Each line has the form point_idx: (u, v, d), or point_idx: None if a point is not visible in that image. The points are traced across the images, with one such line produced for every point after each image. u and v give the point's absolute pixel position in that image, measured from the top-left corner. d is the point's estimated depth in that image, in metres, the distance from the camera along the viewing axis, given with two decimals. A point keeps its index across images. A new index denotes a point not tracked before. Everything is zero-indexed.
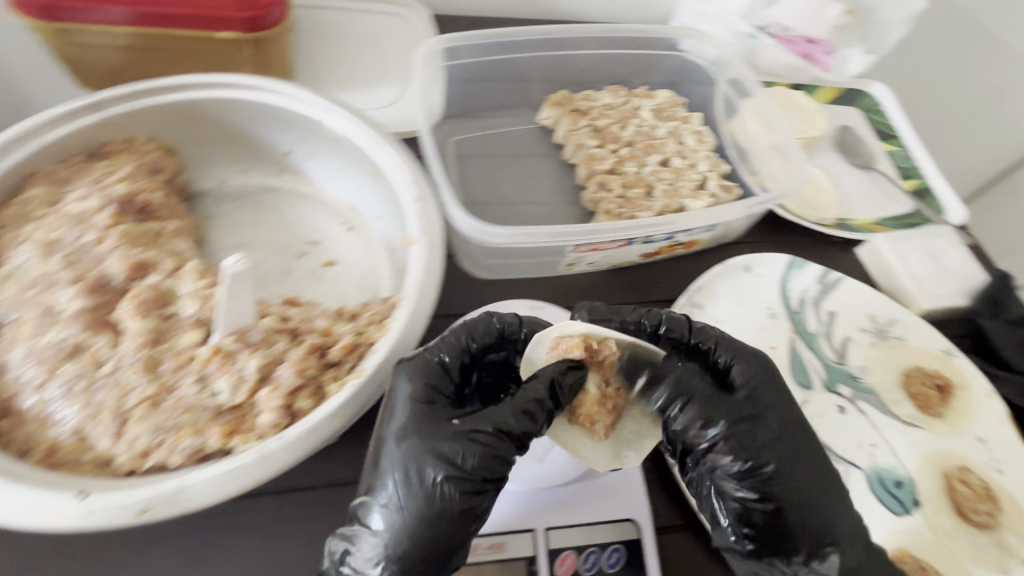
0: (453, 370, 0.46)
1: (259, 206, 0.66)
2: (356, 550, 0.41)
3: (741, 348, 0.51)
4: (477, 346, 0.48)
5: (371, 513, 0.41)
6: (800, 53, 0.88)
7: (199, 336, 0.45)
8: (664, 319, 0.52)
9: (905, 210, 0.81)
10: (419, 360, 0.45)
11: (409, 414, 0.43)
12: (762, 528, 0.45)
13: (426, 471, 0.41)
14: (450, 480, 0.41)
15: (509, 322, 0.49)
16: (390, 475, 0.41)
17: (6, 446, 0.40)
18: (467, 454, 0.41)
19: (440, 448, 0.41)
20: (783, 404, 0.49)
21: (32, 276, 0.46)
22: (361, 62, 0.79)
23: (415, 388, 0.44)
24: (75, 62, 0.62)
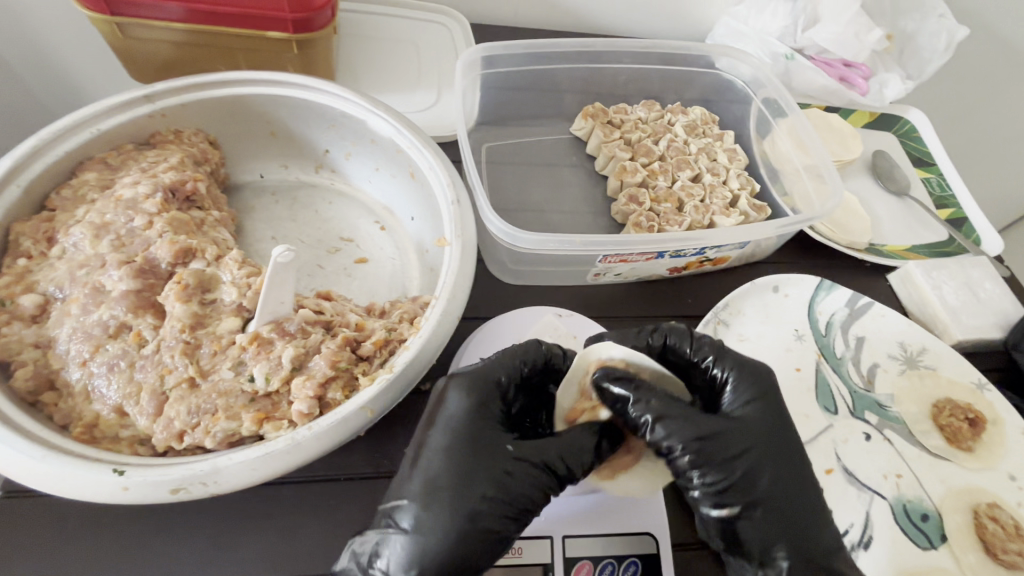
0: (506, 391, 0.47)
1: (296, 202, 0.68)
2: (385, 551, 0.40)
3: (738, 359, 0.50)
4: (529, 372, 0.49)
5: (407, 515, 0.41)
6: (836, 76, 0.87)
7: (237, 324, 0.46)
8: (669, 335, 0.52)
9: (938, 238, 0.80)
10: (478, 378, 0.46)
11: (461, 425, 0.44)
12: (726, 531, 0.45)
13: (473, 486, 0.42)
14: (497, 497, 0.41)
15: (557, 353, 0.51)
16: (434, 481, 0.42)
17: (51, 416, 0.42)
18: (518, 479, 0.43)
19: (490, 468, 0.42)
20: (775, 420, 0.47)
21: (83, 256, 0.48)
22: (402, 66, 0.81)
23: (471, 404, 0.45)
24: (131, 56, 0.65)
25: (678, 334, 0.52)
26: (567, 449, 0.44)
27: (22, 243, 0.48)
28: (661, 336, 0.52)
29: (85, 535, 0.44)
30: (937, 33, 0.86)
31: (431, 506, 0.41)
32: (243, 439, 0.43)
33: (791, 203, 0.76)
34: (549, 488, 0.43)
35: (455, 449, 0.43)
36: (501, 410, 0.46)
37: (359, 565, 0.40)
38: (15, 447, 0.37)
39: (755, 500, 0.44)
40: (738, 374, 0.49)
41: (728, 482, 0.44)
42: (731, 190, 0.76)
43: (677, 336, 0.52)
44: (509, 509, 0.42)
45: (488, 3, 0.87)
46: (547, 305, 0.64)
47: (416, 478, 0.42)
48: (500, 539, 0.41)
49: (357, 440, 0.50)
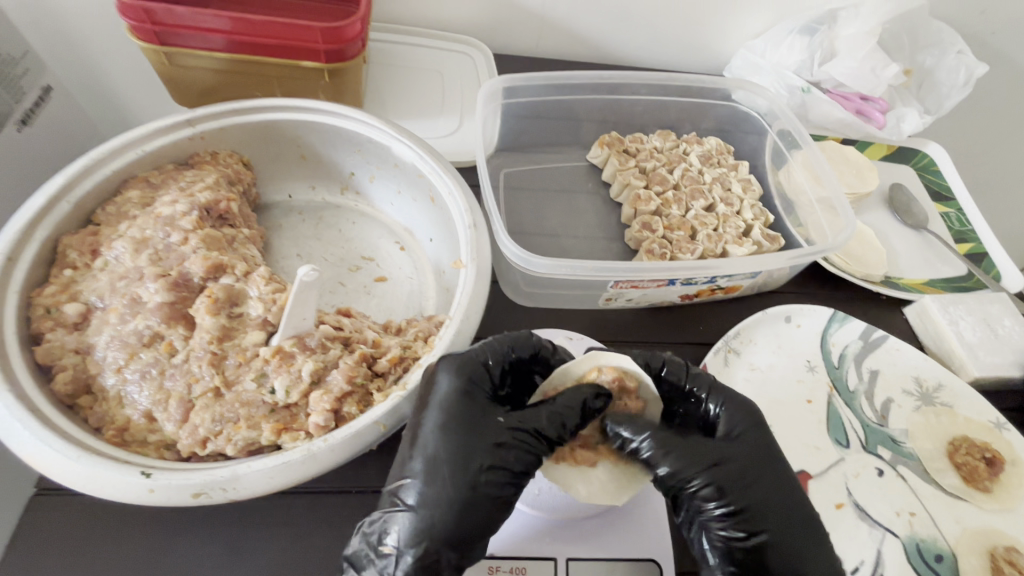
0: (494, 372, 0.47)
1: (321, 221, 0.71)
2: (392, 529, 0.41)
3: (731, 395, 0.50)
4: (518, 356, 0.49)
5: (412, 493, 0.41)
6: (852, 109, 0.88)
7: (262, 337, 0.49)
8: (666, 361, 0.52)
9: (957, 273, 0.79)
10: (462, 357, 0.46)
11: (454, 403, 0.44)
12: (748, 565, 0.44)
13: (470, 460, 0.42)
14: (495, 468, 0.42)
15: (547, 347, 0.52)
16: (433, 459, 0.42)
17: (86, 419, 0.45)
18: (513, 446, 0.43)
19: (485, 442, 0.43)
20: (772, 451, 0.48)
21: (123, 269, 0.51)
22: (427, 94, 0.85)
23: (459, 383, 0.45)
24: (176, 82, 0.70)
25: (671, 365, 0.52)
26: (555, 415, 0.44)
27: (68, 254, 0.52)
28: (657, 360, 0.52)
29: (109, 534, 0.46)
30: (955, 69, 0.88)
31: (435, 482, 0.41)
32: (261, 448, 0.45)
33: (805, 234, 0.77)
34: (542, 453, 0.43)
35: (448, 423, 0.43)
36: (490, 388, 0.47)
37: (368, 545, 0.41)
38: (53, 446, 0.40)
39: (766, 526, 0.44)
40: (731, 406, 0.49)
41: (734, 510, 0.44)
42: (745, 221, 0.77)
43: (672, 367, 0.52)
44: (507, 472, 0.42)
45: (511, 35, 0.91)
46: (558, 328, 0.65)
47: (415, 456, 0.43)
48: (500, 508, 0.42)
49: (369, 454, 0.52)
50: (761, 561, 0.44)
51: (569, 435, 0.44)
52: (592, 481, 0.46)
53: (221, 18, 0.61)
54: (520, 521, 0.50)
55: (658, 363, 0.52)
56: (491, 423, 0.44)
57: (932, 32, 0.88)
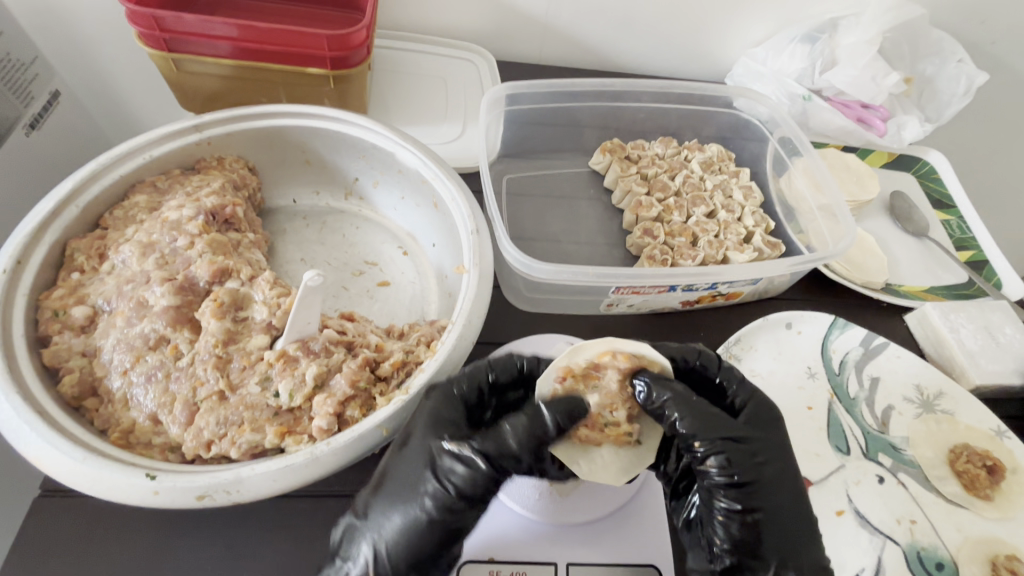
0: (469, 396, 0.47)
1: (325, 226, 0.72)
2: (349, 541, 0.44)
3: (757, 392, 0.50)
4: (495, 379, 0.49)
5: (367, 509, 0.44)
6: (853, 117, 0.88)
7: (267, 340, 0.49)
8: (699, 353, 0.52)
9: (957, 281, 0.79)
10: (437, 385, 0.47)
11: (416, 423, 0.45)
12: (739, 542, 0.44)
13: (419, 483, 0.43)
14: (440, 493, 0.43)
15: (529, 360, 0.52)
16: (388, 479, 0.44)
17: (93, 421, 0.45)
18: (460, 469, 0.43)
19: (439, 466, 0.43)
20: (786, 442, 0.48)
21: (130, 272, 0.52)
22: (430, 100, 0.86)
23: (429, 407, 0.46)
24: (183, 89, 0.71)
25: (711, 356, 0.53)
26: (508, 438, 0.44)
27: (76, 258, 0.52)
28: (692, 352, 0.53)
29: (112, 536, 0.46)
30: (955, 78, 0.88)
31: (385, 498, 0.44)
32: (265, 451, 0.45)
33: (806, 241, 0.77)
34: (488, 478, 0.43)
35: (409, 443, 0.44)
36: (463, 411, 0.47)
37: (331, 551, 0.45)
38: (59, 448, 0.40)
39: (771, 508, 0.44)
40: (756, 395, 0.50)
41: (746, 484, 0.45)
42: (746, 227, 0.77)
43: (708, 358, 0.52)
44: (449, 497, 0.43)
45: (514, 42, 0.92)
46: (559, 333, 0.65)
47: (387, 469, 0.45)
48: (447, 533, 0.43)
49: (371, 458, 0.52)
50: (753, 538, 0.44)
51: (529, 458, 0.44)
52: (596, 461, 0.49)
53: (229, 26, 0.62)
54: (521, 524, 0.50)
55: (692, 356, 0.52)
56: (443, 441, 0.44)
57: (932, 41, 0.88)
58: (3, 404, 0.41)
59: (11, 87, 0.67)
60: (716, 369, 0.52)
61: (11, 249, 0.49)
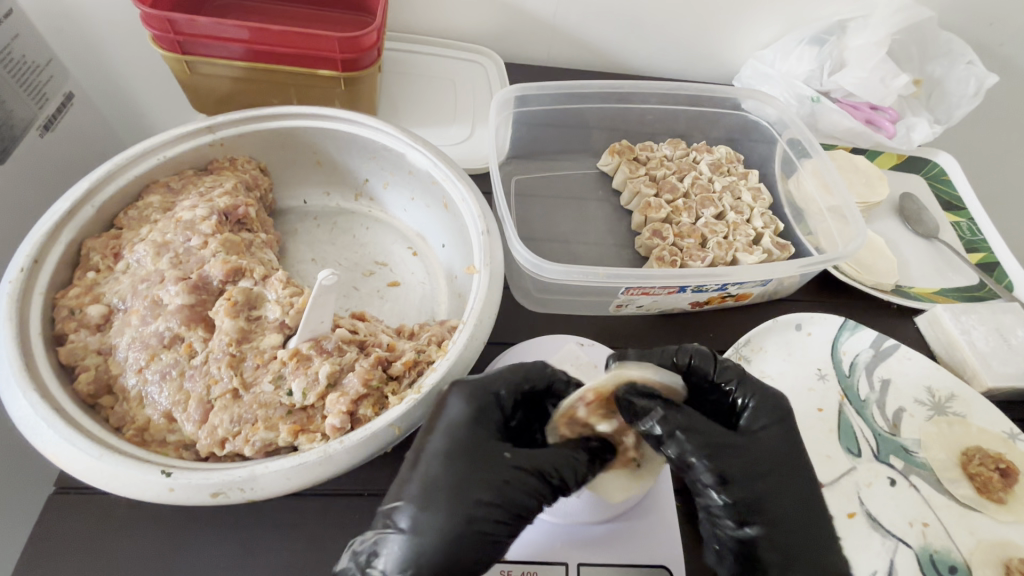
0: (506, 405, 0.48)
1: (336, 226, 0.72)
2: (383, 551, 0.40)
3: (761, 391, 0.50)
4: (530, 388, 0.49)
5: (404, 515, 0.41)
6: (862, 119, 0.88)
7: (279, 339, 0.50)
8: (693, 355, 0.52)
9: (968, 283, 0.79)
10: (475, 389, 0.47)
11: (461, 433, 0.44)
12: (743, 553, 0.44)
13: (468, 490, 0.42)
14: (490, 506, 0.42)
15: (562, 379, 0.51)
16: (429, 484, 0.42)
17: (108, 418, 0.46)
18: (514, 486, 0.43)
19: (488, 477, 0.43)
20: (790, 446, 0.47)
21: (144, 271, 0.52)
22: (439, 102, 0.86)
23: (468, 414, 0.45)
24: (196, 91, 0.71)
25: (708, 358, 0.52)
26: (564, 459, 0.45)
27: (92, 257, 0.53)
28: (683, 355, 0.52)
29: (126, 533, 0.46)
30: (965, 79, 0.88)
31: (429, 508, 0.41)
32: (278, 449, 0.46)
33: (816, 243, 0.77)
34: (542, 498, 0.44)
35: (454, 452, 0.43)
36: (501, 421, 0.47)
37: (356, 564, 0.40)
38: (76, 444, 0.41)
39: (771, 515, 0.44)
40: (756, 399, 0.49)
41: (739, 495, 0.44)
42: (755, 229, 0.77)
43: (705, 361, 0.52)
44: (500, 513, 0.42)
45: (523, 44, 0.92)
46: (569, 333, 0.65)
47: (421, 473, 0.43)
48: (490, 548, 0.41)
49: (382, 457, 0.52)
50: (753, 550, 0.44)
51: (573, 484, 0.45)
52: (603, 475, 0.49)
53: (241, 28, 0.62)
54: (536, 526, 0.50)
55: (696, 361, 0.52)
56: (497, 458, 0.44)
57: (940, 43, 0.88)
58: (21, 401, 0.42)
59: (27, 89, 0.67)
60: (714, 373, 0.51)
61: (29, 248, 0.50)
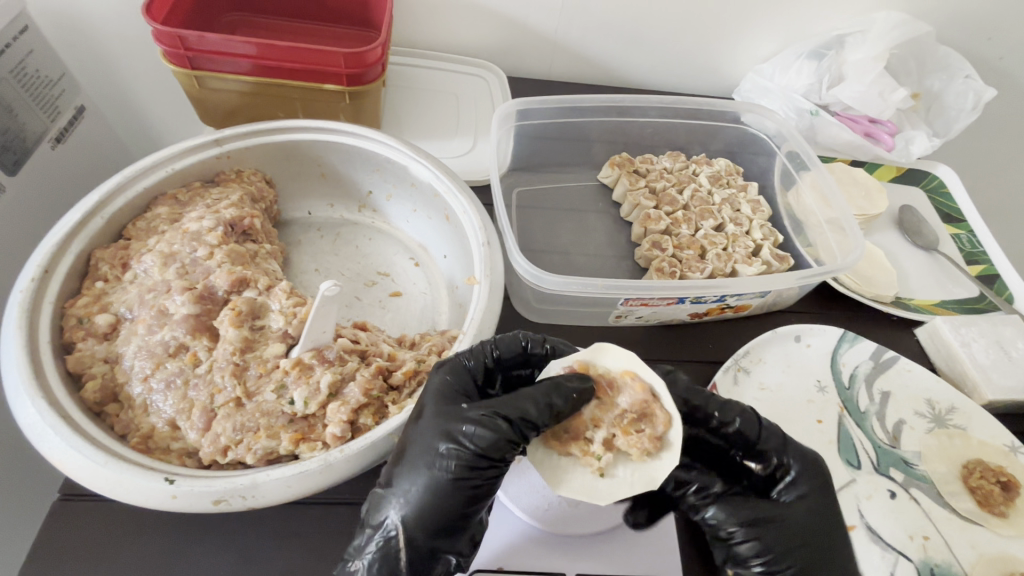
0: (475, 373, 0.48)
1: (340, 237, 0.73)
2: (374, 509, 0.42)
3: (804, 456, 0.49)
4: (499, 355, 0.49)
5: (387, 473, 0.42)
6: (860, 132, 0.89)
7: (282, 349, 0.50)
8: (740, 420, 0.49)
9: (968, 295, 0.79)
10: (448, 361, 0.48)
11: (428, 393, 0.45)
12: None
13: (437, 445, 0.42)
14: (454, 452, 0.41)
15: (533, 341, 0.51)
16: (406, 445, 0.43)
17: (113, 426, 0.47)
18: (475, 430, 0.42)
19: (451, 426, 0.42)
20: (832, 519, 0.48)
21: (151, 281, 0.53)
22: (443, 116, 0.88)
23: (436, 378, 0.46)
24: (204, 105, 0.73)
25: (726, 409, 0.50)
26: (523, 399, 0.42)
27: (100, 267, 0.54)
28: (738, 410, 0.50)
29: (128, 540, 0.47)
30: (963, 93, 0.89)
31: (403, 466, 0.42)
32: (280, 457, 0.46)
33: (815, 254, 0.78)
34: (505, 437, 0.41)
35: (425, 408, 0.44)
36: (472, 387, 0.47)
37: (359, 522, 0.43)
38: (82, 451, 0.42)
39: None
40: (796, 453, 0.49)
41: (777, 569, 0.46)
42: (754, 241, 0.78)
43: (744, 421, 0.49)
44: (466, 456, 0.41)
45: (525, 58, 0.94)
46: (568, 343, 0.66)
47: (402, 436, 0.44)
48: (469, 494, 0.41)
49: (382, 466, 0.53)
50: None
51: (539, 417, 0.42)
52: (558, 470, 0.44)
53: (248, 44, 0.64)
54: (522, 532, 0.50)
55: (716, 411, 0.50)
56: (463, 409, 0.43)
57: (938, 57, 0.89)
58: (30, 409, 0.43)
59: (40, 103, 0.69)
60: (757, 433, 0.49)
61: (40, 258, 0.51)
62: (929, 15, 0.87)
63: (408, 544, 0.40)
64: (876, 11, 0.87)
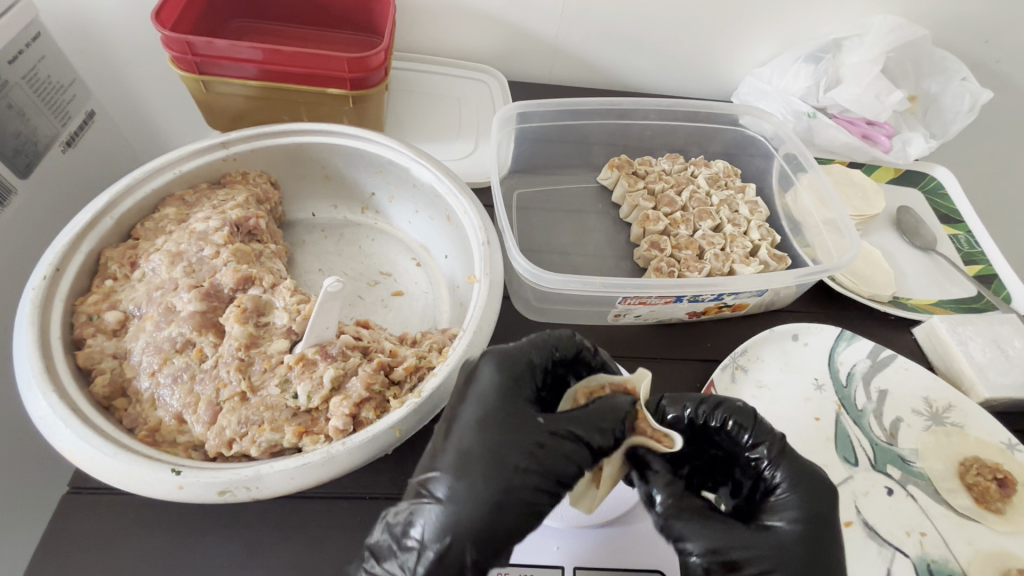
0: (537, 371, 0.49)
1: (343, 238, 0.75)
2: (418, 522, 0.41)
3: (806, 471, 0.47)
4: (560, 356, 0.51)
5: (439, 486, 0.41)
6: (857, 134, 0.90)
7: (286, 345, 0.52)
8: (732, 412, 0.50)
9: (966, 294, 0.80)
10: (506, 359, 0.47)
11: (491, 397, 0.45)
12: None
13: (507, 457, 0.42)
14: (529, 468, 0.42)
15: (588, 347, 0.53)
16: (464, 455, 0.42)
17: (121, 419, 0.48)
18: (553, 450, 0.43)
19: (524, 440, 0.43)
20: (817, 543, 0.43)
21: (159, 279, 0.54)
22: (444, 119, 0.89)
23: (498, 380, 0.46)
24: (211, 109, 0.75)
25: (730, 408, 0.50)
26: (590, 422, 0.45)
27: (110, 266, 0.56)
28: (732, 407, 0.50)
29: (134, 531, 0.48)
30: (960, 95, 0.90)
31: (464, 477, 0.41)
32: (283, 450, 0.47)
33: (812, 254, 0.78)
34: (581, 463, 0.44)
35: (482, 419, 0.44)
36: (531, 390, 0.47)
37: (392, 536, 0.42)
38: (91, 443, 0.43)
39: None
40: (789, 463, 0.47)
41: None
42: (752, 241, 0.78)
43: (737, 415, 0.49)
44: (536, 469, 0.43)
45: (525, 62, 0.95)
46: None
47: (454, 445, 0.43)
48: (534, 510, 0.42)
49: (383, 459, 0.54)
50: None
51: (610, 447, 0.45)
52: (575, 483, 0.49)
53: (254, 49, 0.66)
54: None
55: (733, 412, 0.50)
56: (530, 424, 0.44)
57: (935, 60, 0.90)
58: (41, 401, 0.44)
59: (51, 107, 0.71)
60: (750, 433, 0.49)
61: (51, 257, 0.52)
62: (924, 19, 0.88)
63: (467, 559, 0.40)
64: (872, 15, 0.88)
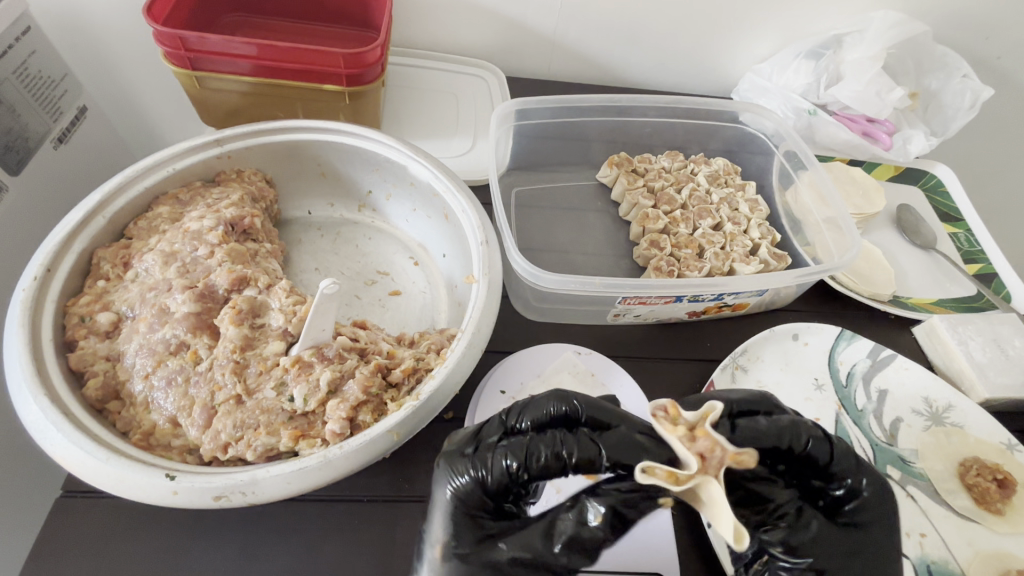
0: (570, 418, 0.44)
1: (339, 236, 0.74)
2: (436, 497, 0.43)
3: (872, 483, 0.44)
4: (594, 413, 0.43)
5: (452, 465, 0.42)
6: (859, 131, 0.89)
7: (282, 347, 0.51)
8: (807, 442, 0.43)
9: (966, 293, 0.79)
10: (557, 399, 0.44)
11: (512, 414, 0.45)
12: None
13: (481, 458, 0.41)
14: (480, 465, 0.41)
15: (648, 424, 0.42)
16: (473, 442, 0.43)
17: (115, 422, 0.47)
18: (500, 450, 0.41)
19: (497, 444, 0.42)
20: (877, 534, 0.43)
21: (152, 280, 0.54)
22: (442, 115, 0.88)
23: (534, 414, 0.44)
24: (205, 105, 0.73)
25: (794, 429, 0.42)
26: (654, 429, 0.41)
27: (102, 266, 0.55)
28: (795, 432, 0.42)
29: (129, 535, 0.47)
30: (961, 92, 0.89)
31: (458, 457, 0.42)
32: (279, 454, 0.47)
33: (813, 253, 0.78)
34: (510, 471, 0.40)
35: (506, 445, 0.41)
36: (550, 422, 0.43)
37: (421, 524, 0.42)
38: (83, 448, 0.42)
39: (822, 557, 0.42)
40: (870, 477, 0.44)
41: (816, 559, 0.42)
42: (752, 240, 0.78)
43: (807, 442, 0.43)
44: (525, 481, 0.41)
45: (523, 57, 0.94)
46: (565, 341, 0.66)
47: (485, 457, 0.41)
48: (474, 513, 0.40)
49: (380, 461, 0.53)
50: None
51: (546, 468, 0.40)
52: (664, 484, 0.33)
53: (249, 45, 0.64)
54: None
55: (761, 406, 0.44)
56: (536, 454, 0.40)
57: (936, 57, 0.89)
58: (32, 406, 0.43)
59: (43, 104, 0.70)
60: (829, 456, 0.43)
61: (42, 258, 0.51)
62: (926, 15, 0.88)
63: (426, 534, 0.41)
64: (873, 11, 0.87)
